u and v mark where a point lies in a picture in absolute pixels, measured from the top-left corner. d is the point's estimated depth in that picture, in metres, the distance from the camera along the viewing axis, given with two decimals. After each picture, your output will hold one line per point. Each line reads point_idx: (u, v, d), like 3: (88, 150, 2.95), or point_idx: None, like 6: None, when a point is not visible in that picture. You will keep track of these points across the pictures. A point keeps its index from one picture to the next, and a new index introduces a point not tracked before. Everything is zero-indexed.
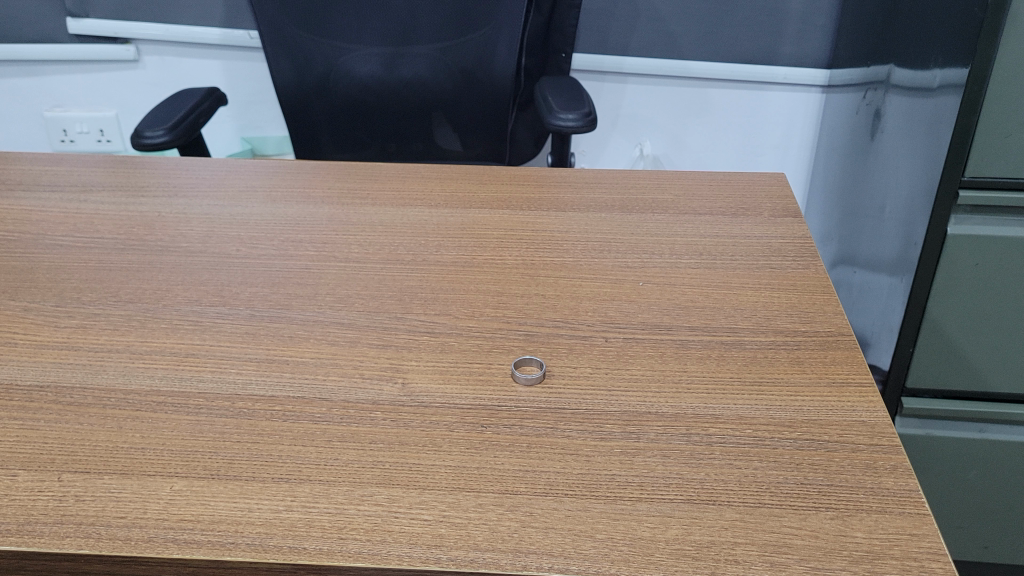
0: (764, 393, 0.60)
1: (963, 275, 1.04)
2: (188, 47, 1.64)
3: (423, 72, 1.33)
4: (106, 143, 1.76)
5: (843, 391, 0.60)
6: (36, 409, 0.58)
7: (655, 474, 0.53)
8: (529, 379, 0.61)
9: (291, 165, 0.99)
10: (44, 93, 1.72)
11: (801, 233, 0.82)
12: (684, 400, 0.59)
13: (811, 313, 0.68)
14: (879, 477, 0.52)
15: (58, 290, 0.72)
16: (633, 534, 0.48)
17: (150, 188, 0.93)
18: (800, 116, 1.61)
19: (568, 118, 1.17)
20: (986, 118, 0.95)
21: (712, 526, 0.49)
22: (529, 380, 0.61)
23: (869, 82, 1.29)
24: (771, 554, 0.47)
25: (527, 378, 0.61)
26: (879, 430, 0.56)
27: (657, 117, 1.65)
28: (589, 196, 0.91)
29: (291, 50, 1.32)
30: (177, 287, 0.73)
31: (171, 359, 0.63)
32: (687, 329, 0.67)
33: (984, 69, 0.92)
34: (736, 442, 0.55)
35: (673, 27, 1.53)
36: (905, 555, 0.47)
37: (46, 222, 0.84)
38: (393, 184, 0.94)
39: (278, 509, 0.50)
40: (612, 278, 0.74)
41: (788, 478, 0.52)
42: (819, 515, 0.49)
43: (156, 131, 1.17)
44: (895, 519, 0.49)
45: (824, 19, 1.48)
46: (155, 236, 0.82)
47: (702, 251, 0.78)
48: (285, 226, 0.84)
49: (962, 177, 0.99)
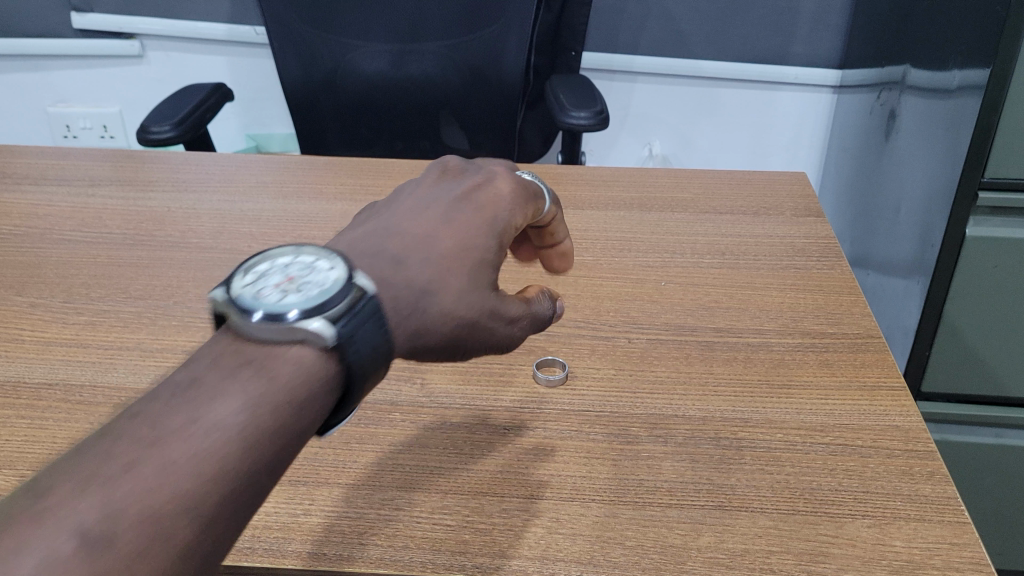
0: (794, 396, 0.58)
1: (981, 278, 1.03)
2: (193, 43, 1.62)
3: (432, 69, 1.32)
4: (109, 140, 1.76)
5: (875, 395, 0.58)
6: (45, 407, 0.56)
7: (684, 479, 0.51)
8: (547, 379, 0.60)
9: (301, 161, 0.98)
10: (48, 89, 1.70)
11: (826, 233, 0.80)
12: (711, 403, 0.57)
13: (839, 314, 0.67)
14: (916, 484, 0.51)
15: (66, 287, 0.70)
16: (664, 541, 0.47)
17: (158, 183, 0.91)
18: (811, 116, 1.59)
19: (581, 116, 1.16)
20: (1007, 119, 0.93)
21: (745, 534, 0.47)
22: (548, 380, 0.60)
23: (883, 82, 1.27)
24: (807, 563, 0.45)
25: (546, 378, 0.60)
26: (913, 435, 0.55)
27: (666, 117, 1.64)
28: (606, 194, 0.89)
29: (297, 45, 1.30)
30: (188, 284, 0.71)
31: (183, 357, 0.62)
32: (711, 330, 0.65)
33: (1007, 68, 0.90)
34: (767, 447, 0.54)
35: (684, 26, 1.51)
36: (946, 565, 0.45)
37: (53, 217, 0.82)
38: (406, 180, 0.93)
39: (295, 513, 0.48)
40: (632, 277, 0.73)
41: (822, 485, 0.51)
42: (855, 523, 0.48)
43: (162, 127, 1.15)
44: (934, 528, 0.48)
45: (837, 19, 1.46)
46: (164, 232, 0.80)
47: (724, 251, 0.77)
48: (296, 222, 0.82)
49: (982, 178, 0.97)
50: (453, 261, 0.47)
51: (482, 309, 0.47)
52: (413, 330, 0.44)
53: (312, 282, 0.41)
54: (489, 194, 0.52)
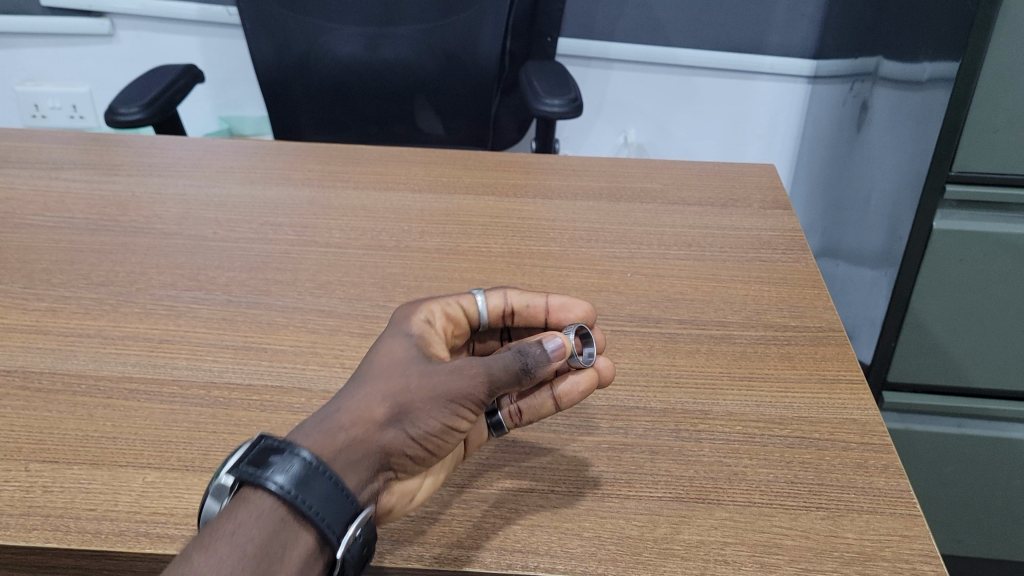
0: (754, 388, 0.59)
1: (948, 271, 1.02)
2: (165, 23, 1.59)
3: (406, 53, 1.30)
4: (79, 119, 1.74)
5: (834, 388, 0.59)
6: (3, 395, 0.56)
7: (643, 471, 0.52)
8: (546, 361, 0.47)
9: (270, 146, 0.97)
10: (16, 66, 1.68)
11: (792, 225, 0.81)
12: (673, 395, 0.58)
13: (802, 307, 0.68)
14: (870, 477, 0.52)
15: (27, 271, 0.69)
16: (622, 532, 0.47)
17: (124, 167, 0.90)
18: (786, 105, 1.60)
19: (555, 104, 1.15)
20: (975, 114, 0.91)
21: (701, 525, 0.48)
22: (550, 363, 0.47)
23: (856, 73, 1.28)
24: (761, 554, 0.46)
25: (536, 351, 0.47)
26: (870, 429, 0.55)
27: (642, 104, 1.64)
28: (576, 183, 0.89)
29: (270, 27, 1.28)
30: (152, 270, 0.71)
31: (144, 345, 0.61)
32: (675, 322, 0.66)
33: (977, 64, 0.88)
34: (726, 439, 0.54)
35: (660, 13, 1.50)
36: (896, 557, 0.46)
37: (16, 200, 0.81)
38: (375, 167, 0.92)
39: None
40: (599, 268, 0.73)
41: (778, 477, 0.51)
42: (810, 515, 0.49)
43: (131, 109, 1.14)
44: (887, 520, 0.49)
45: (813, 9, 1.47)
46: (129, 217, 0.79)
47: (690, 243, 0.77)
48: (263, 208, 0.82)
49: (950, 171, 0.95)
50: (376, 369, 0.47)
51: (456, 372, 0.46)
52: (333, 424, 0.43)
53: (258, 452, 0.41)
54: (416, 306, 0.52)
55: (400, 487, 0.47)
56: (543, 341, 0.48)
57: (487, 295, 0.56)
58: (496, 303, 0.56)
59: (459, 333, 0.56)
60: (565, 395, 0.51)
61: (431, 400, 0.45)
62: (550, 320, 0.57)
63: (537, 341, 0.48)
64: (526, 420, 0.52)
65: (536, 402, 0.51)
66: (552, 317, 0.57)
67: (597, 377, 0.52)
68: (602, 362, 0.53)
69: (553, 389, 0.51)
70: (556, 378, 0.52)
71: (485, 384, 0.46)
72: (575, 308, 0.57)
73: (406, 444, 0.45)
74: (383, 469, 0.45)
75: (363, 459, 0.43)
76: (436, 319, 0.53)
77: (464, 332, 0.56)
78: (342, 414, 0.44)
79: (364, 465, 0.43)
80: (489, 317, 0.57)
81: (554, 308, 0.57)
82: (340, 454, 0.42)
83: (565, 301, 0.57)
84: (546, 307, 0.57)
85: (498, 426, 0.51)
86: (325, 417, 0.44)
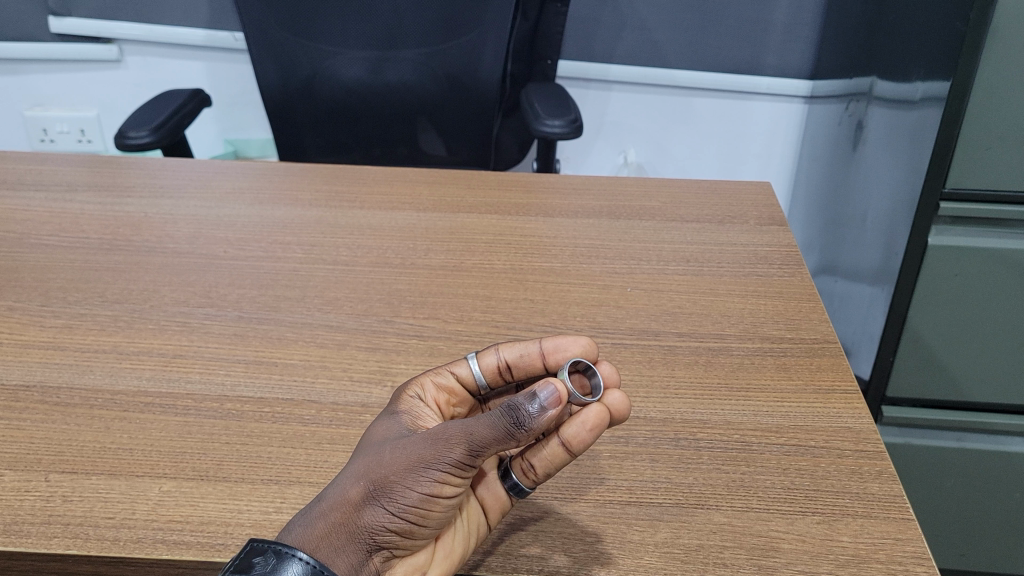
0: (751, 398, 0.60)
1: (944, 285, 1.03)
2: (171, 48, 1.62)
3: (410, 76, 1.33)
4: (86, 144, 1.77)
5: (829, 398, 0.60)
6: (23, 409, 0.58)
7: (644, 478, 0.53)
8: (536, 413, 0.43)
9: (277, 167, 0.99)
10: (25, 92, 1.71)
11: (788, 241, 0.83)
12: (673, 405, 0.59)
13: (797, 320, 0.69)
14: (864, 483, 0.53)
15: (43, 290, 0.71)
16: (623, 537, 0.49)
17: (135, 188, 0.92)
18: (782, 125, 1.62)
19: (555, 125, 1.18)
20: (966, 133, 0.93)
21: (700, 530, 0.49)
22: (542, 415, 0.43)
23: (852, 93, 1.30)
24: (759, 557, 0.48)
25: (525, 405, 0.44)
26: (864, 436, 0.57)
27: (641, 125, 1.67)
28: (577, 202, 0.91)
29: (276, 51, 1.31)
30: (164, 288, 0.73)
31: (159, 360, 0.63)
32: (675, 335, 0.67)
33: (967, 82, 0.90)
34: (724, 447, 0.56)
35: (658, 36, 1.53)
36: (889, 559, 0.48)
37: (31, 222, 0.83)
38: (380, 187, 0.94)
39: (268, 511, 0.50)
40: (599, 283, 0.75)
41: (775, 483, 0.53)
42: (806, 520, 0.50)
43: (140, 133, 1.16)
44: (880, 524, 0.50)
45: (808, 31, 1.49)
46: (142, 237, 0.81)
47: (688, 258, 0.79)
48: (272, 228, 0.84)
49: (943, 189, 0.97)
50: (359, 454, 0.48)
51: (430, 440, 0.45)
52: (313, 515, 0.45)
53: (250, 563, 0.41)
54: (406, 385, 0.53)
55: (408, 562, 0.47)
56: (534, 391, 0.44)
57: (479, 355, 0.55)
58: (489, 362, 0.54)
59: (460, 401, 0.55)
60: (573, 440, 0.47)
61: (404, 473, 0.44)
62: (548, 364, 0.54)
63: (528, 393, 0.44)
64: (543, 473, 0.48)
65: (545, 453, 0.48)
66: (550, 361, 0.54)
67: (606, 414, 0.48)
68: (613, 397, 0.50)
69: (560, 435, 0.47)
70: (565, 423, 0.48)
71: (461, 446, 0.44)
72: (572, 346, 0.54)
73: (389, 520, 0.44)
74: (377, 549, 0.45)
75: (348, 543, 0.44)
76: (425, 394, 0.53)
77: (465, 399, 0.55)
78: (323, 502, 0.45)
79: (349, 548, 0.44)
80: (487, 378, 0.55)
81: (548, 351, 0.54)
82: (323, 542, 0.43)
83: (560, 341, 0.55)
84: (540, 353, 0.54)
85: (516, 488, 0.49)
86: (309, 510, 0.45)
